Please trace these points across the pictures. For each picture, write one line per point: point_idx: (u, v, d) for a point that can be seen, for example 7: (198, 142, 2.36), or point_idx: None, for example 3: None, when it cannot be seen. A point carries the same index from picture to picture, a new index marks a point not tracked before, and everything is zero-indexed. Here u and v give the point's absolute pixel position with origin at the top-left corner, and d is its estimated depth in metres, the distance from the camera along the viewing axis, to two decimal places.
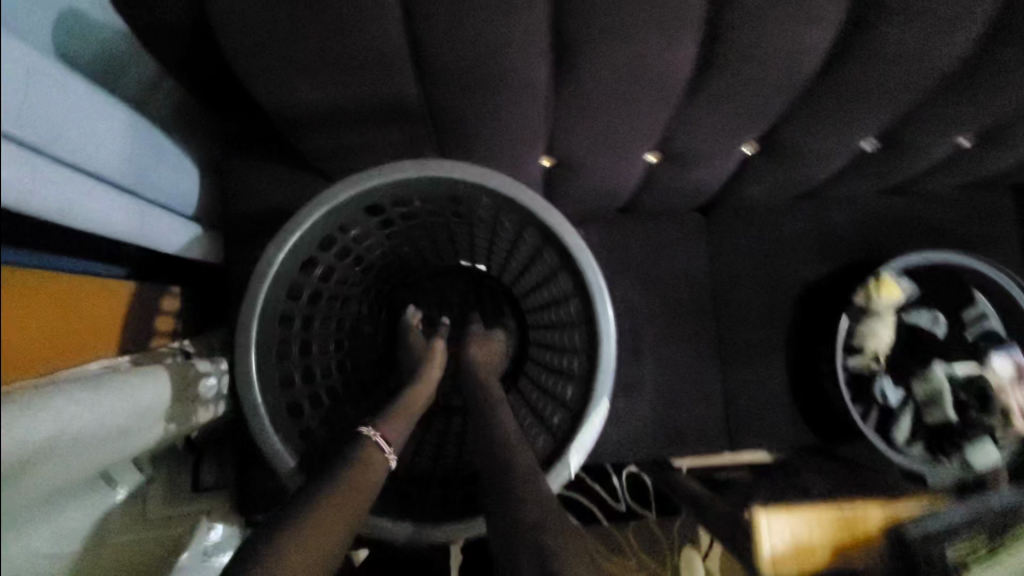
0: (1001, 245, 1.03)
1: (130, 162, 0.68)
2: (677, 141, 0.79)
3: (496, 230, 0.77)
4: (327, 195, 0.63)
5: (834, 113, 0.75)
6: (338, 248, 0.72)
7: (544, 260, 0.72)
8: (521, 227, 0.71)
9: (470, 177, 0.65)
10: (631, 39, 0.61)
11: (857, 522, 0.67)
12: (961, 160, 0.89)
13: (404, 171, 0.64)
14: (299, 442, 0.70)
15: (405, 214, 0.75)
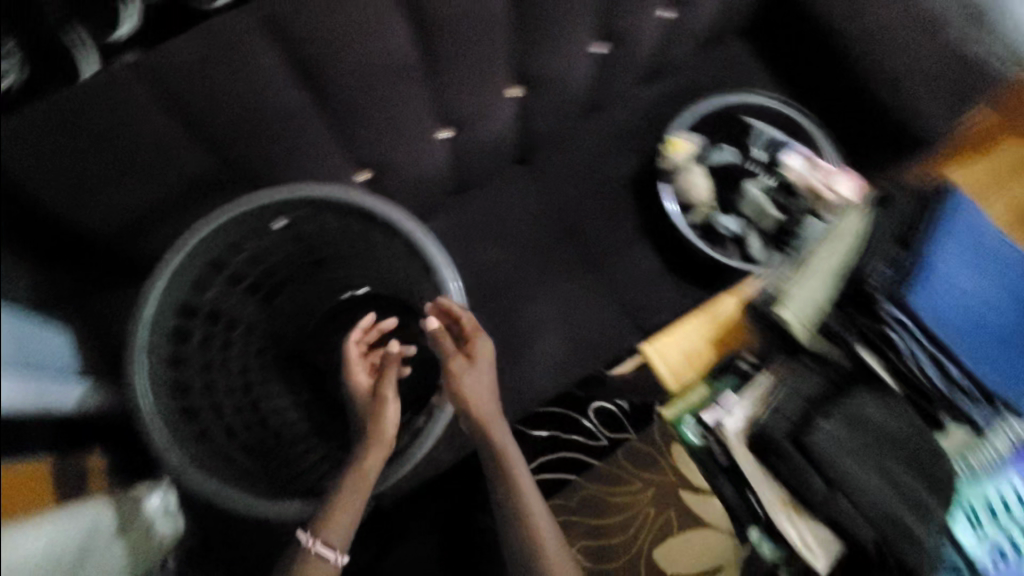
0: (753, 80, 1.25)
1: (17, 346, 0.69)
2: (451, 108, 0.94)
3: (330, 238, 0.89)
4: (162, 266, 0.72)
5: (550, 30, 0.92)
6: (202, 312, 0.82)
7: (367, 232, 0.86)
8: (341, 219, 0.84)
9: (272, 196, 0.77)
10: (354, 39, 0.75)
11: (724, 316, 0.77)
12: (676, 28, 1.09)
13: (217, 219, 0.76)
14: (245, 487, 0.79)
15: (249, 261, 0.85)
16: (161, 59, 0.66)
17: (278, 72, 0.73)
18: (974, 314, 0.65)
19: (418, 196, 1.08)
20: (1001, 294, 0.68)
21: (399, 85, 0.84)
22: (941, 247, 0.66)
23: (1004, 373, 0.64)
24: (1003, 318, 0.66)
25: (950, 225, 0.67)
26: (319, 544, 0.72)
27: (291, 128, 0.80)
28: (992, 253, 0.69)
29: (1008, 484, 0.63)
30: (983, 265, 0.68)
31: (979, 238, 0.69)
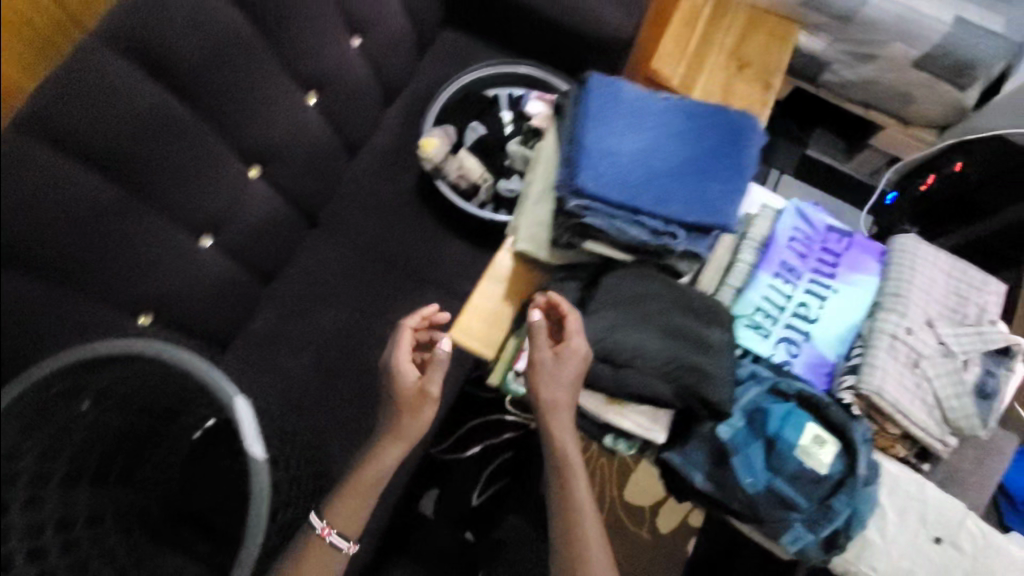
0: (478, 57, 1.34)
1: None
2: (195, 213, 0.96)
3: (119, 396, 0.80)
4: None
5: (244, 106, 0.96)
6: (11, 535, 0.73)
7: (162, 380, 0.78)
8: (101, 373, 0.76)
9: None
10: (36, 203, 0.76)
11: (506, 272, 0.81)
12: (375, 49, 1.16)
13: None
14: None
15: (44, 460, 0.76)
16: None
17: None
18: (651, 168, 0.71)
19: (227, 305, 1.07)
20: (675, 137, 0.73)
21: (123, 218, 0.87)
22: (593, 133, 0.72)
23: (699, 202, 0.70)
24: (682, 158, 0.73)
25: (598, 109, 0.73)
26: (334, 535, 0.84)
27: (37, 308, 0.81)
28: (652, 107, 0.75)
29: (765, 286, 0.75)
30: (647, 122, 0.74)
31: (633, 102, 0.75)
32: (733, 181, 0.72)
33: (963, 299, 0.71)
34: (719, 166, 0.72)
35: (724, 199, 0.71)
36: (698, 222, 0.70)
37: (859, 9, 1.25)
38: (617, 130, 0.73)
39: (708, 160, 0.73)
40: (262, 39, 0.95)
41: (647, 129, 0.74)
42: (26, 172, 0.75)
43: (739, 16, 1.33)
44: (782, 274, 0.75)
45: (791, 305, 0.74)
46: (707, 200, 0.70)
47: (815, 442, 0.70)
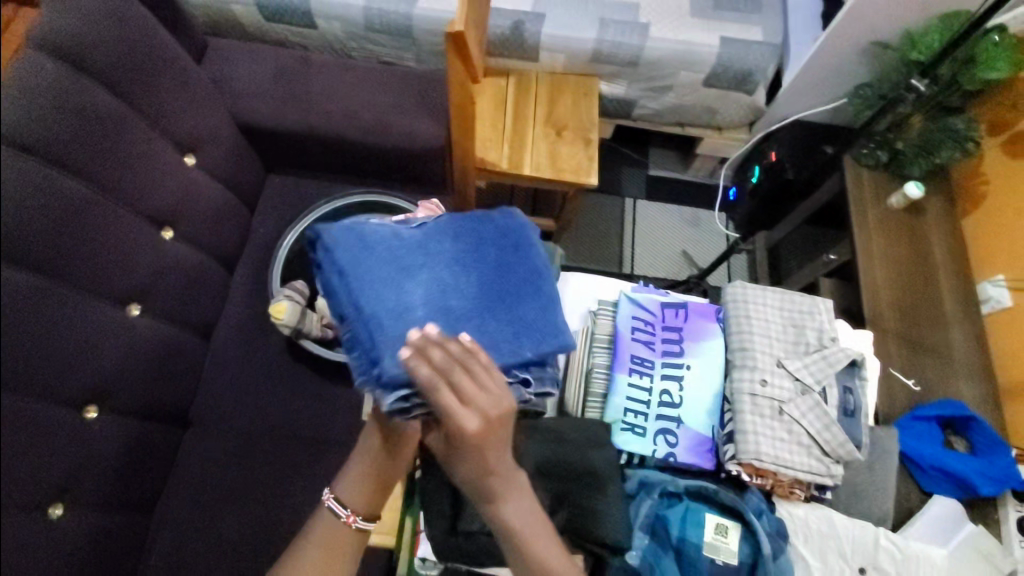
0: (306, 190, 1.30)
1: None
2: (40, 491, 0.83)
3: None
4: None
5: (65, 354, 0.86)
6: None
7: None
8: None
9: None
10: None
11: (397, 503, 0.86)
12: (196, 229, 1.10)
13: None
14: None
15: None
16: None
17: None
18: (463, 306, 0.67)
19: (105, 562, 0.95)
20: (457, 267, 0.70)
21: None
22: (371, 297, 0.64)
23: (525, 329, 0.68)
24: (475, 290, 0.69)
25: (356, 276, 0.66)
26: (334, 503, 0.72)
27: None
28: (415, 241, 0.70)
29: (625, 386, 0.74)
30: (426, 255, 0.69)
31: (387, 243, 0.69)
32: (537, 292, 0.72)
33: (802, 329, 0.77)
34: (518, 281, 0.71)
35: (533, 319, 0.69)
36: (541, 351, 0.68)
37: (641, 53, 1.36)
38: (395, 284, 0.66)
39: (498, 281, 0.71)
40: (58, 280, 0.85)
41: (429, 265, 0.69)
42: None
43: (542, 84, 1.40)
44: (637, 368, 0.75)
45: (654, 397, 0.74)
46: (522, 332, 0.68)
47: (717, 531, 0.68)
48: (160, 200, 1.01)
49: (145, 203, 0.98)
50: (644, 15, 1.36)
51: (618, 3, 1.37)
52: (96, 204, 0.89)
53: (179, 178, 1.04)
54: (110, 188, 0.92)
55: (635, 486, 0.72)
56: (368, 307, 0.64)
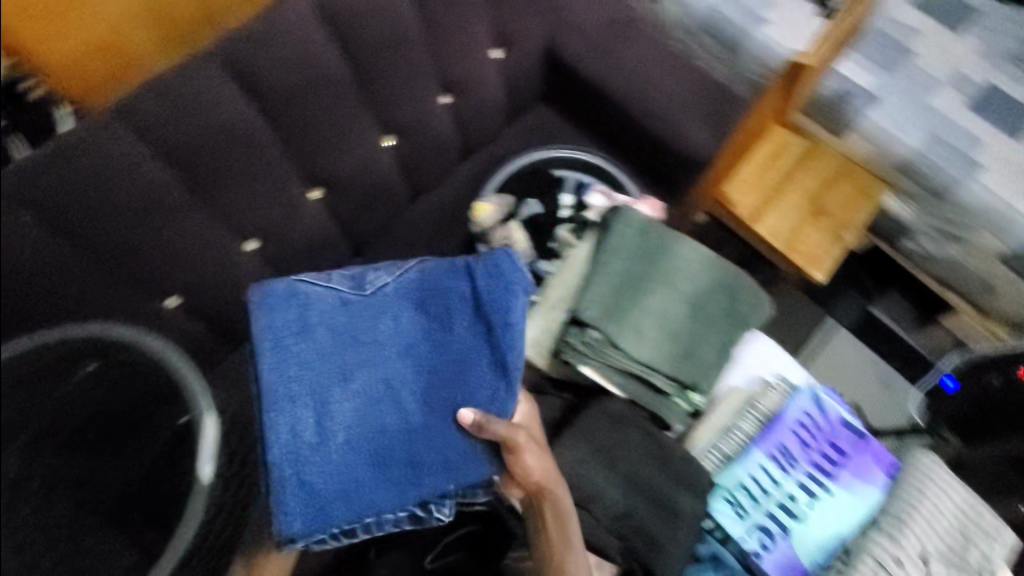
0: (562, 134, 1.36)
1: None
2: (249, 222, 0.98)
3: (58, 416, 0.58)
4: None
5: (325, 139, 0.99)
6: None
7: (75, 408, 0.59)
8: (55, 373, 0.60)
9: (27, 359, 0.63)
10: (103, 191, 0.79)
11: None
12: (466, 110, 1.20)
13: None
14: None
15: None
16: None
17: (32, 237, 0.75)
18: (394, 423, 0.80)
19: (253, 312, 1.10)
20: (405, 359, 0.83)
21: (177, 212, 0.88)
22: (286, 432, 0.76)
23: (446, 458, 0.80)
24: (408, 398, 0.81)
25: (274, 398, 0.77)
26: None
27: (64, 284, 0.79)
28: (352, 333, 0.82)
29: (757, 465, 0.92)
30: (372, 357, 0.82)
31: (323, 330, 0.81)
32: (474, 372, 0.84)
33: (969, 544, 0.84)
34: (459, 376, 0.83)
35: (455, 430, 0.81)
36: (454, 477, 0.80)
37: (954, 189, 1.20)
38: (322, 394, 0.78)
39: (439, 373, 0.83)
40: (359, 82, 0.99)
41: (380, 362, 0.82)
42: (101, 163, 0.78)
43: (829, 164, 1.31)
44: (780, 459, 0.92)
45: (780, 493, 0.91)
46: (446, 445, 0.80)
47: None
48: (457, 67, 1.12)
49: (447, 65, 1.10)
50: (985, 158, 1.18)
51: (964, 130, 1.20)
52: (414, 42, 1.01)
53: (480, 63, 1.15)
54: (432, 38, 1.04)
55: (706, 552, 0.92)
56: (274, 451, 0.75)
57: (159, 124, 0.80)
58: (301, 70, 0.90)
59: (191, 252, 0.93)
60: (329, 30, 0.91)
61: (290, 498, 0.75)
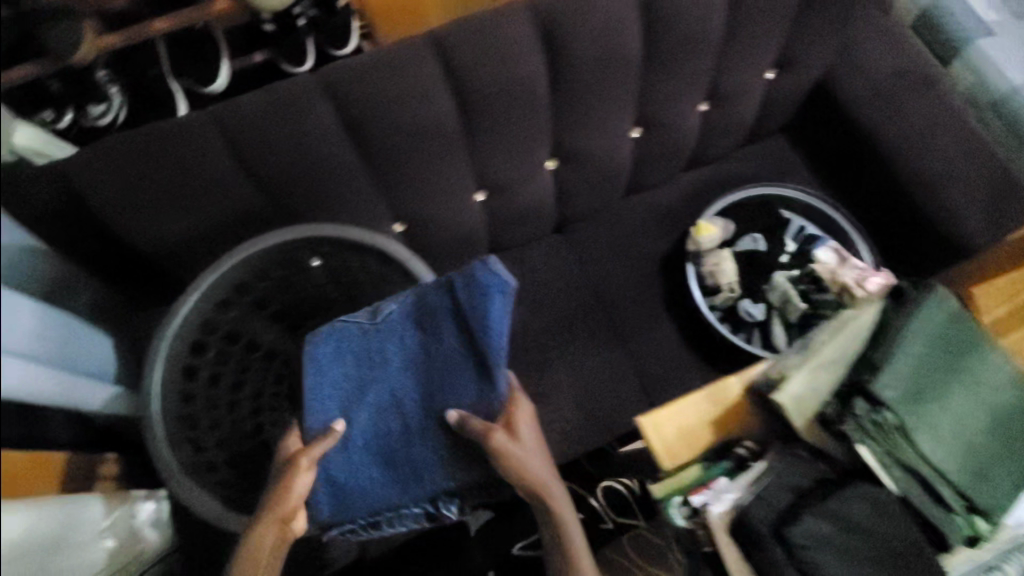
0: (795, 174, 1.28)
1: (43, 338, 0.82)
2: (492, 173, 1.01)
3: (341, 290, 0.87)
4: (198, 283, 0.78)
5: (587, 114, 0.99)
6: (223, 332, 0.80)
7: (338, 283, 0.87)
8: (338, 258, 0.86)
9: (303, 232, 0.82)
10: (399, 108, 0.84)
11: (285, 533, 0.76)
12: (715, 121, 1.16)
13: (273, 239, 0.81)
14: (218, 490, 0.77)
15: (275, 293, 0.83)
16: (233, 111, 0.78)
17: (327, 127, 0.82)
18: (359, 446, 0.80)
19: (456, 255, 1.14)
20: (405, 370, 0.83)
21: (444, 148, 0.92)
22: (320, 421, 0.79)
23: (413, 477, 0.80)
24: (409, 403, 0.82)
25: (308, 386, 0.80)
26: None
27: (336, 175, 0.87)
28: (366, 352, 0.83)
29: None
30: (328, 381, 0.81)
31: (351, 357, 0.83)
32: (463, 377, 0.82)
33: None
34: (451, 381, 0.82)
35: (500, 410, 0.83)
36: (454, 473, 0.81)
37: None
38: (334, 407, 0.81)
39: (433, 379, 0.82)
40: (643, 69, 0.97)
41: (335, 392, 0.81)
42: (408, 83, 0.83)
43: None
44: None
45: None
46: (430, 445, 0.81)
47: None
48: (730, 78, 1.07)
49: (723, 73, 1.05)
50: None
51: None
52: (710, 44, 0.97)
53: (752, 80, 1.10)
54: (724, 45, 1.00)
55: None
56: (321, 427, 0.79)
57: (465, 61, 0.84)
58: (602, 45, 0.89)
59: (438, 186, 0.98)
60: (642, 12, 0.89)
61: (317, 492, 0.79)
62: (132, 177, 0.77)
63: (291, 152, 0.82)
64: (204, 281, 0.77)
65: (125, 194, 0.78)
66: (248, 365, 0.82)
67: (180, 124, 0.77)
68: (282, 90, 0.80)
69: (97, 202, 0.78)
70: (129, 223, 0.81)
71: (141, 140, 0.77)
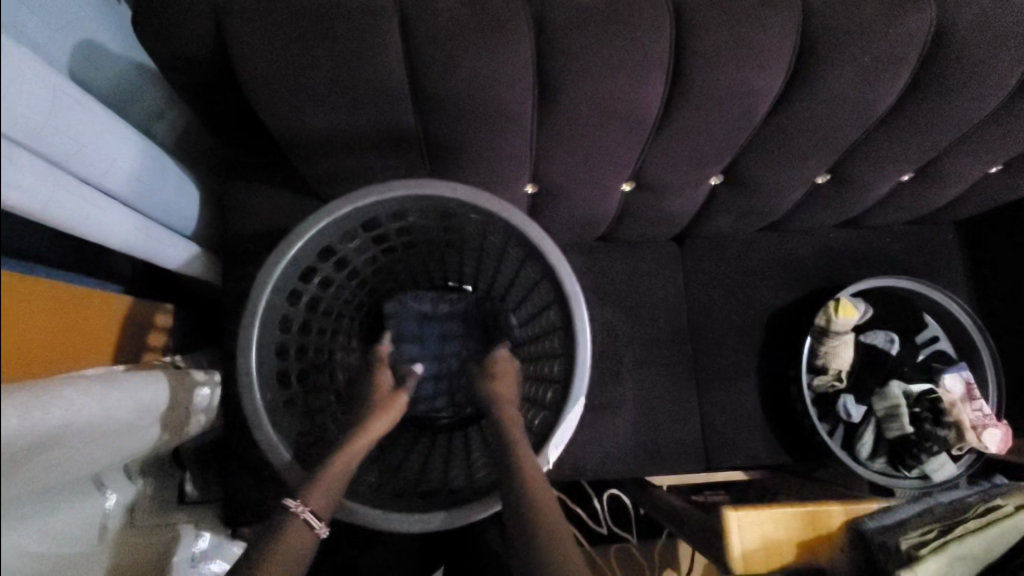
0: (950, 275, 1.14)
1: (135, 180, 0.77)
2: (651, 171, 0.89)
3: (483, 248, 0.82)
4: (327, 209, 0.68)
5: (787, 146, 0.85)
6: (336, 258, 0.79)
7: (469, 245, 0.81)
8: (506, 241, 0.75)
9: (461, 195, 0.69)
10: (604, 77, 0.71)
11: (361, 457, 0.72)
12: (903, 194, 1.00)
13: (401, 188, 0.69)
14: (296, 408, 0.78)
15: (399, 231, 0.81)
16: (426, 17, 0.66)
17: (521, 72, 0.70)
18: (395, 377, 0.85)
19: (568, 231, 1.02)
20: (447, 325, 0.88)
21: (623, 133, 0.79)
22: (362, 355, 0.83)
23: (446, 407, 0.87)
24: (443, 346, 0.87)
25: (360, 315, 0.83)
26: (309, 513, 0.66)
27: (504, 126, 0.77)
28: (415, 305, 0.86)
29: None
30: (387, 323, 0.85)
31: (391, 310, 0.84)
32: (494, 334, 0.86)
33: None
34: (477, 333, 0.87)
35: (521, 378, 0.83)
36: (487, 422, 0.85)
37: None
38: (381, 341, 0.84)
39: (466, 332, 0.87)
40: (874, 122, 0.82)
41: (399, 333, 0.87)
42: (629, 53, 0.69)
43: None
44: None
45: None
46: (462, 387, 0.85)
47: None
48: (953, 159, 0.91)
49: (949, 152, 0.90)
50: None
51: None
52: (961, 121, 0.82)
53: (973, 168, 0.94)
54: (975, 125, 0.84)
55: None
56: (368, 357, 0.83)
57: (701, 48, 0.69)
58: (856, 84, 0.74)
59: (591, 166, 0.86)
60: (918, 62, 0.74)
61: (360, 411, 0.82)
62: (292, 60, 0.68)
63: (471, 87, 0.71)
64: (337, 214, 0.68)
65: (279, 76, 0.69)
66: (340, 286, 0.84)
67: (362, 9, 0.66)
68: (488, 11, 0.67)
69: (245, 73, 0.69)
70: (271, 108, 0.72)
71: (311, 22, 0.66)
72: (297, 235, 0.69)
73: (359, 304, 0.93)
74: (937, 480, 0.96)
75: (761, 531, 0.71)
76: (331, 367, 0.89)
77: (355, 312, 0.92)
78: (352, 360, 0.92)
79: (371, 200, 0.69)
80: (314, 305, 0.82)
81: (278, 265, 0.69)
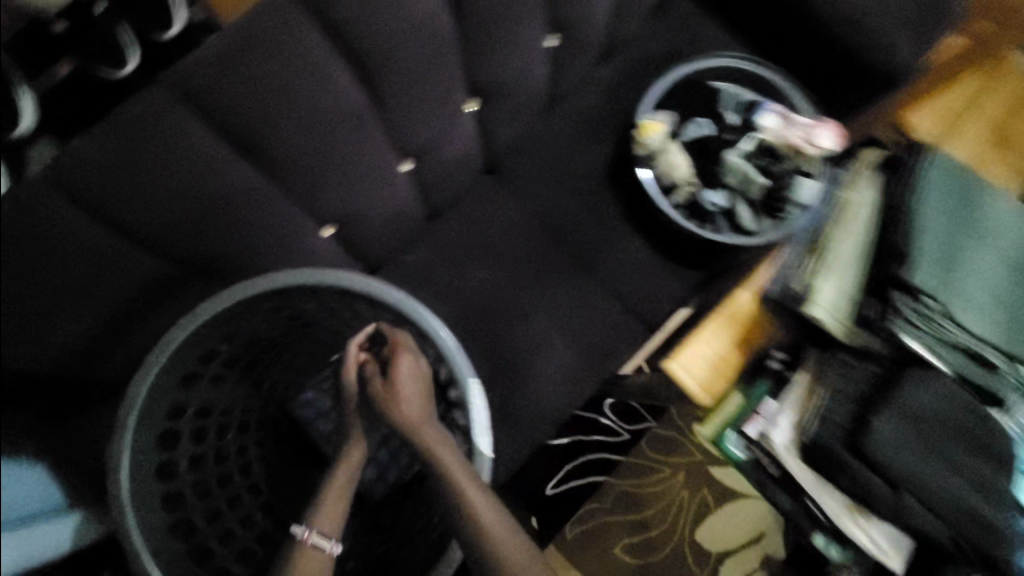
0: (712, 37, 1.19)
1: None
2: (411, 138, 0.86)
3: (321, 315, 0.79)
4: (127, 404, 0.60)
5: (495, 36, 0.85)
6: (187, 431, 0.70)
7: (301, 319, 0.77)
8: (320, 300, 0.74)
9: (240, 294, 0.65)
10: (288, 95, 0.69)
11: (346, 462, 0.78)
12: (624, 4, 1.04)
13: (183, 330, 0.62)
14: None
15: (232, 359, 0.75)
16: (72, 162, 0.61)
17: (211, 146, 0.67)
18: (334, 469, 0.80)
19: (388, 235, 0.99)
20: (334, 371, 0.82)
21: (349, 126, 0.76)
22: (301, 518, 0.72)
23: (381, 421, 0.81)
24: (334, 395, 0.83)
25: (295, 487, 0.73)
26: (316, 537, 0.69)
27: (246, 200, 0.73)
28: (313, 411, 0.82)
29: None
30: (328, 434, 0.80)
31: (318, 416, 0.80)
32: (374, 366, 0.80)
33: None
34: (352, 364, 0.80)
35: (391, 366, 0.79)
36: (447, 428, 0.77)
37: None
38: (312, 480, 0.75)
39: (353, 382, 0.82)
40: None
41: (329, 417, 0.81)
42: (286, 59, 0.67)
43: (1010, 88, 1.18)
44: None
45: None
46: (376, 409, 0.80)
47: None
48: None
49: None
50: None
51: None
52: None
53: None
54: None
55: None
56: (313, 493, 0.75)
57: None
58: None
59: (352, 175, 0.82)
60: None
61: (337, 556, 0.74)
62: None
63: (181, 181, 0.67)
64: (136, 404, 0.60)
65: None
66: (223, 442, 0.77)
67: (10, 202, 0.60)
68: (133, 118, 0.62)
69: None
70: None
71: None
72: (117, 450, 0.60)
73: (260, 443, 0.84)
74: (813, 200, 1.00)
75: (692, 365, 0.72)
76: (274, 517, 0.80)
77: (262, 452, 0.84)
78: (290, 493, 0.85)
79: (160, 364, 0.61)
80: (201, 484, 0.73)
81: (118, 484, 0.59)
